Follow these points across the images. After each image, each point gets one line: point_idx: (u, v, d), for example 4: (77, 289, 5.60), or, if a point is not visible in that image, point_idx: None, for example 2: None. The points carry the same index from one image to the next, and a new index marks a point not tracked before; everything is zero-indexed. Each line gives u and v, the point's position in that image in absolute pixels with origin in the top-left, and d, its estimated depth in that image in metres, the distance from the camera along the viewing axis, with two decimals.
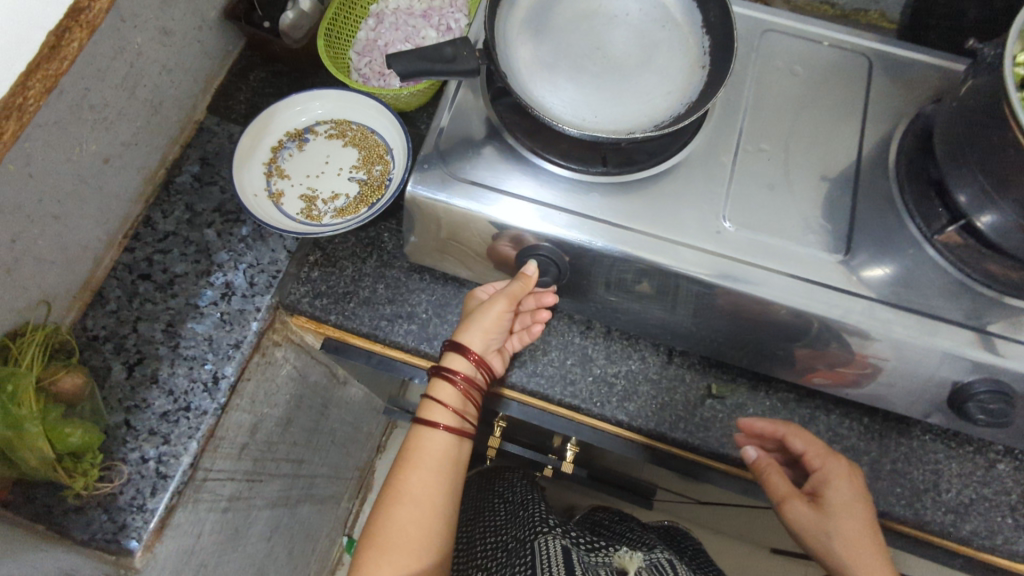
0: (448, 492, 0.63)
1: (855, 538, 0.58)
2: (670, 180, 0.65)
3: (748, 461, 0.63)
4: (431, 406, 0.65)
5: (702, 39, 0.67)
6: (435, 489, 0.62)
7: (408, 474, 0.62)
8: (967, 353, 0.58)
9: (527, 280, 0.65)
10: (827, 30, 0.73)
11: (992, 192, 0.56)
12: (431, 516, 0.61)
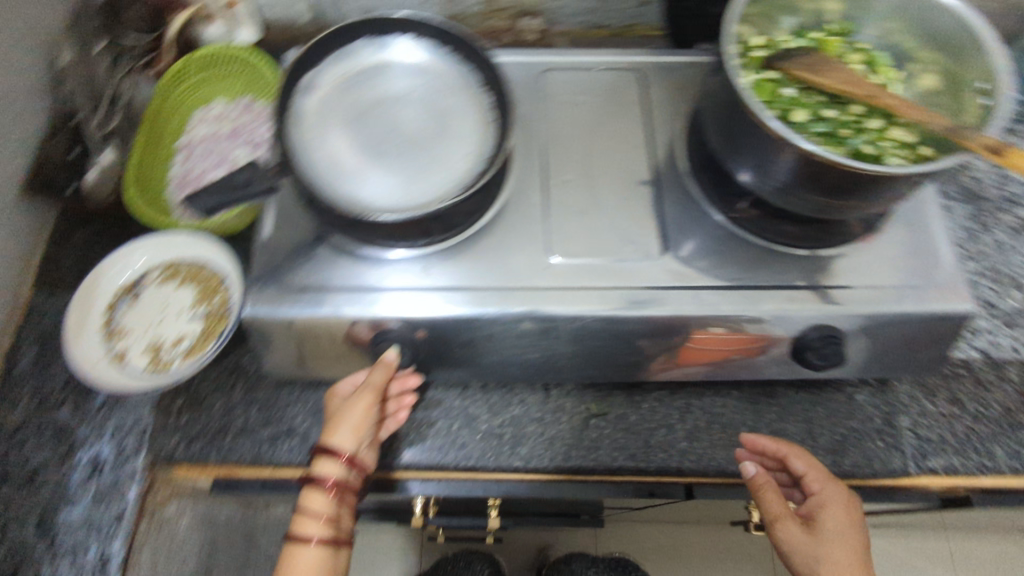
0: None
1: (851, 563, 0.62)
2: (493, 231, 0.69)
3: (748, 477, 0.65)
4: (302, 517, 0.64)
5: (482, 97, 0.73)
6: None
7: None
8: (788, 311, 0.64)
9: (385, 368, 0.66)
10: (596, 55, 0.78)
11: (760, 166, 0.63)
12: None
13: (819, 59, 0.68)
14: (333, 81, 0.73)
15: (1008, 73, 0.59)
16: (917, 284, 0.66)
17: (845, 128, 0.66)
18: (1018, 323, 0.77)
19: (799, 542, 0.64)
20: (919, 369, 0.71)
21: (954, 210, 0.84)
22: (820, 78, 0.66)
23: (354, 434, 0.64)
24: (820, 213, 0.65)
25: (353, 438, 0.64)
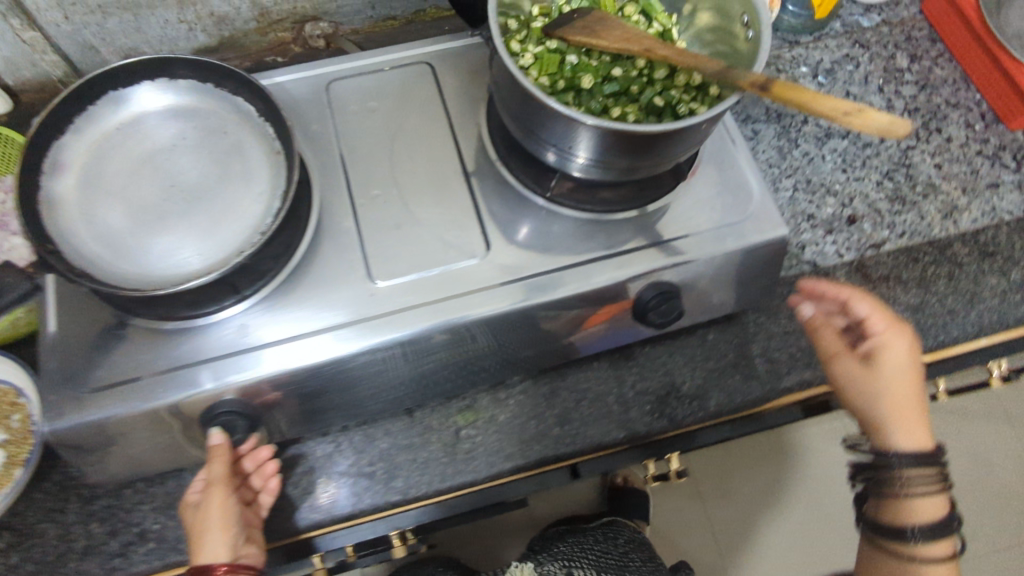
0: None
1: (906, 402, 0.64)
2: (307, 270, 0.64)
3: (805, 319, 0.70)
4: None
5: (264, 126, 0.66)
6: None
7: None
8: (620, 277, 0.64)
9: (221, 455, 0.62)
10: (381, 54, 0.74)
11: (558, 142, 0.61)
12: None
13: (596, 18, 0.66)
14: (85, 145, 0.64)
15: (767, 3, 0.59)
16: (734, 220, 0.68)
17: (633, 84, 0.66)
18: (837, 228, 0.82)
19: (860, 375, 0.65)
20: (756, 299, 0.74)
21: (763, 132, 0.87)
22: (598, 41, 0.64)
23: (221, 536, 0.60)
24: (628, 174, 0.64)
25: (221, 543, 0.59)
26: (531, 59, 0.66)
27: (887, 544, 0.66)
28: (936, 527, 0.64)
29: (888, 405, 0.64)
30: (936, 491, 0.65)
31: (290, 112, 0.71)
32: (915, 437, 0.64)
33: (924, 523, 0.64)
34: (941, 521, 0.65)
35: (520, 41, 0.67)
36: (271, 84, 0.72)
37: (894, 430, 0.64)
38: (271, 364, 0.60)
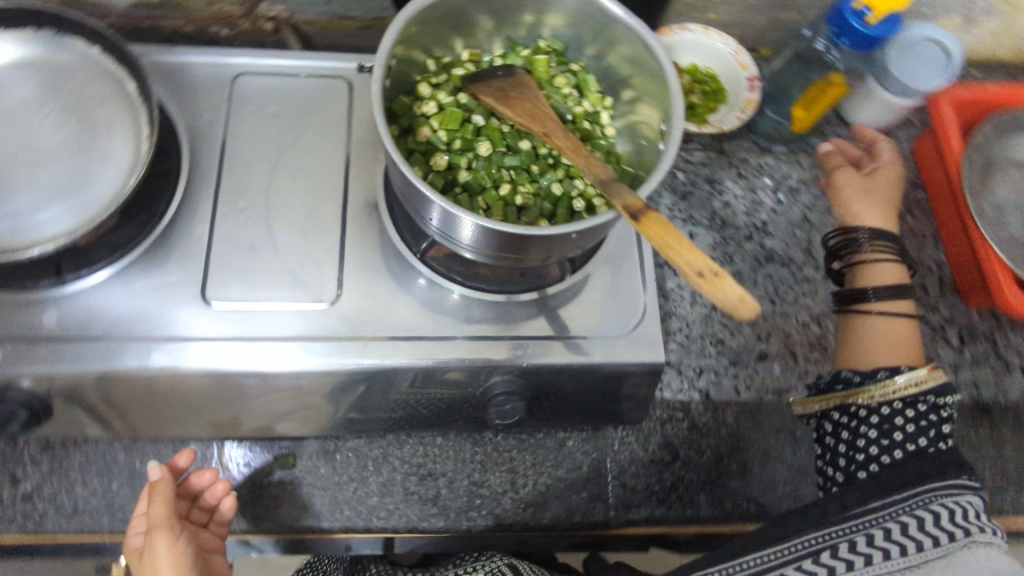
0: None
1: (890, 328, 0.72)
2: (140, 270, 0.59)
3: (823, 153, 0.85)
4: None
5: (141, 106, 0.60)
6: None
7: None
8: (468, 363, 0.60)
9: (162, 493, 0.61)
10: (301, 58, 0.69)
11: (427, 208, 0.55)
12: None
13: (514, 83, 0.60)
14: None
15: (682, 122, 0.53)
16: (612, 334, 0.63)
17: (536, 163, 0.61)
18: (745, 362, 0.76)
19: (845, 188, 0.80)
20: (623, 415, 0.70)
21: (700, 238, 0.82)
22: (505, 109, 0.58)
23: (172, 573, 0.60)
24: (500, 260, 0.59)
25: None
26: (436, 109, 0.61)
27: (848, 340, 0.73)
28: (891, 342, 0.71)
29: (875, 212, 0.78)
30: (909, 354, 0.71)
31: (185, 97, 0.66)
32: (888, 326, 0.72)
33: (881, 332, 0.72)
34: (896, 346, 0.71)
35: (432, 85, 0.62)
36: (174, 61, 0.67)
37: (872, 333, 0.72)
38: (68, 364, 0.55)
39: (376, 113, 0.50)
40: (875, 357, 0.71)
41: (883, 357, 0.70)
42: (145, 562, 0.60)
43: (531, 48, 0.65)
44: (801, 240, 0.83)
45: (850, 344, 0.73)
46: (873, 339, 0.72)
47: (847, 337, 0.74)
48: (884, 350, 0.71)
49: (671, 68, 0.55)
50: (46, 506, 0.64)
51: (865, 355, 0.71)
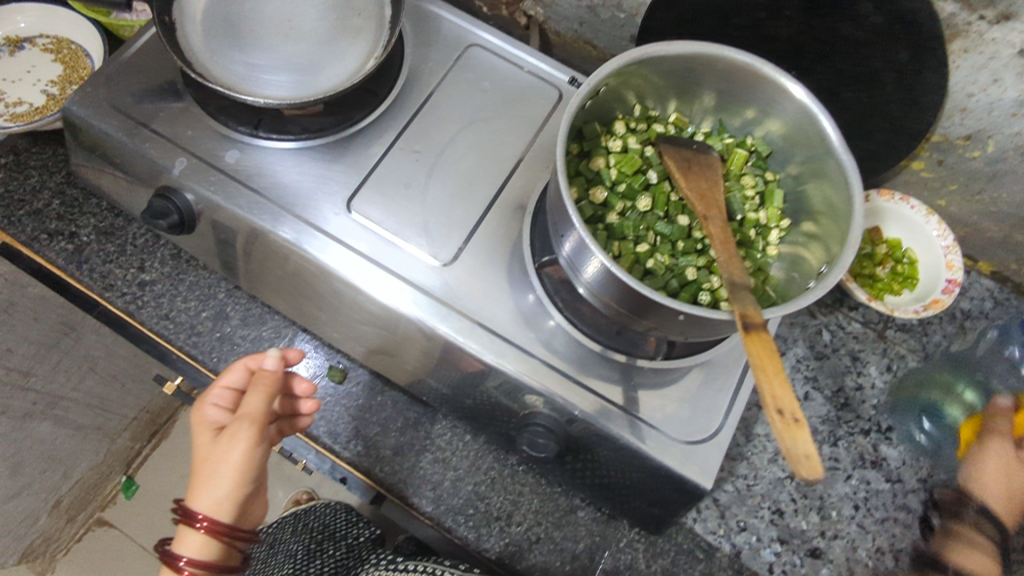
0: None
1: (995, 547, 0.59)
2: (315, 157, 0.67)
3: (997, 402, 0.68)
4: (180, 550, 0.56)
5: (386, 32, 0.69)
6: None
7: None
8: (524, 381, 0.60)
9: (263, 387, 0.57)
10: (531, 56, 0.75)
11: (559, 223, 0.56)
12: None
13: (702, 160, 0.60)
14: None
15: (844, 273, 0.49)
16: (672, 430, 0.59)
17: (684, 240, 0.60)
18: (792, 543, 0.69)
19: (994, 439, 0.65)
20: (639, 517, 0.66)
21: (812, 403, 0.76)
22: (681, 180, 0.59)
23: (233, 478, 0.55)
24: (605, 309, 0.57)
25: (230, 490, 0.55)
26: (620, 149, 0.63)
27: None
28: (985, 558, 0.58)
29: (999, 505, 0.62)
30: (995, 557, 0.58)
31: (425, 42, 0.74)
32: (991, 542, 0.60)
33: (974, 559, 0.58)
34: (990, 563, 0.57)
35: (629, 127, 0.64)
36: (433, 12, 0.76)
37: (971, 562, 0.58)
38: (224, 197, 0.64)
39: (563, 124, 0.52)
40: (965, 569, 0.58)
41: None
42: (213, 450, 0.56)
43: (734, 140, 0.66)
44: (923, 465, 0.73)
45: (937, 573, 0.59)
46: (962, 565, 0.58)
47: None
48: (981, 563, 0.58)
49: (861, 219, 0.52)
50: (147, 299, 0.72)
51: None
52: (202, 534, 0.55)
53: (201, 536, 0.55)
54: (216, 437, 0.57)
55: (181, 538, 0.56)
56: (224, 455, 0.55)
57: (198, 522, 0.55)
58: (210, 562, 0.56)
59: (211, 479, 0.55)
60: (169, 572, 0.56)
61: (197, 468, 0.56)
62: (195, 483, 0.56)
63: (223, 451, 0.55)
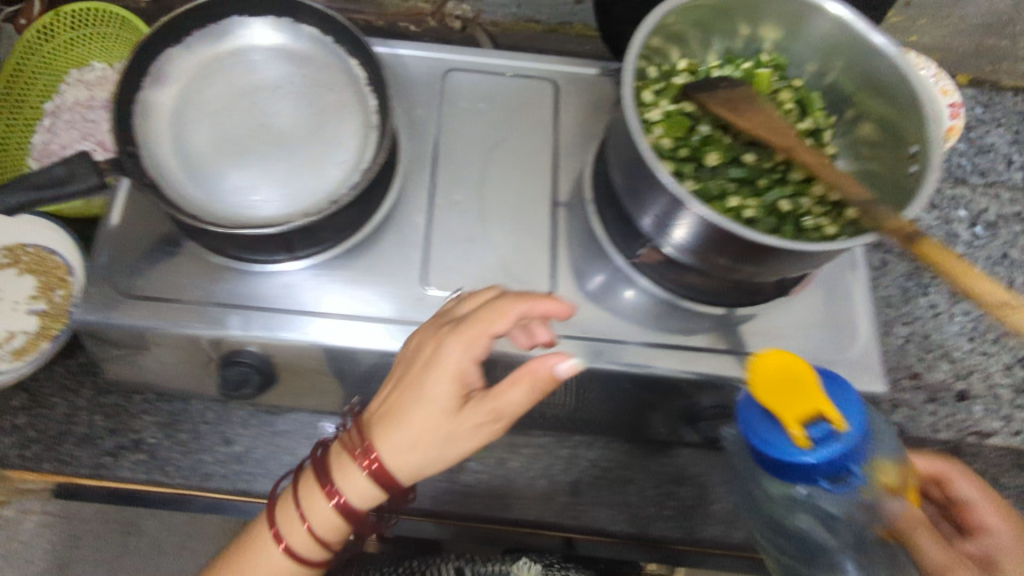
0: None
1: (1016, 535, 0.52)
2: (365, 253, 0.62)
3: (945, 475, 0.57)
4: (341, 473, 0.52)
5: (368, 97, 0.63)
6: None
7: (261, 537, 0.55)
8: (681, 376, 0.58)
9: (534, 387, 0.49)
10: (509, 58, 0.71)
11: (658, 215, 0.55)
12: None
13: (743, 96, 0.60)
14: (199, 58, 0.63)
15: (943, 147, 0.51)
16: (828, 356, 0.61)
17: (761, 177, 0.60)
18: (942, 398, 0.72)
19: (934, 546, 0.46)
20: None
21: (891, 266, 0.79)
22: (739, 122, 0.58)
23: (444, 454, 0.50)
24: (725, 274, 0.57)
25: (423, 465, 0.51)
26: (659, 116, 0.61)
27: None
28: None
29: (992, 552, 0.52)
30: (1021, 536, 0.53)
31: (402, 88, 0.68)
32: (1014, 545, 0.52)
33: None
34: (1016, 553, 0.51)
35: (654, 92, 0.62)
36: (388, 54, 0.70)
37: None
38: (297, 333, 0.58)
39: (630, 113, 0.52)
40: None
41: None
42: (433, 426, 0.50)
43: (752, 61, 0.64)
44: (1003, 276, 0.78)
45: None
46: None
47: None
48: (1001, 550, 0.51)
49: (928, 89, 0.53)
50: (249, 469, 0.67)
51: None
52: (369, 488, 0.52)
53: (371, 480, 0.51)
54: (460, 407, 0.50)
55: (344, 475, 0.52)
56: (445, 446, 0.50)
57: (367, 470, 0.51)
58: (344, 527, 0.54)
59: (410, 450, 0.50)
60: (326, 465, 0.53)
61: (404, 422, 0.50)
62: (397, 434, 0.50)
63: (441, 434, 0.50)
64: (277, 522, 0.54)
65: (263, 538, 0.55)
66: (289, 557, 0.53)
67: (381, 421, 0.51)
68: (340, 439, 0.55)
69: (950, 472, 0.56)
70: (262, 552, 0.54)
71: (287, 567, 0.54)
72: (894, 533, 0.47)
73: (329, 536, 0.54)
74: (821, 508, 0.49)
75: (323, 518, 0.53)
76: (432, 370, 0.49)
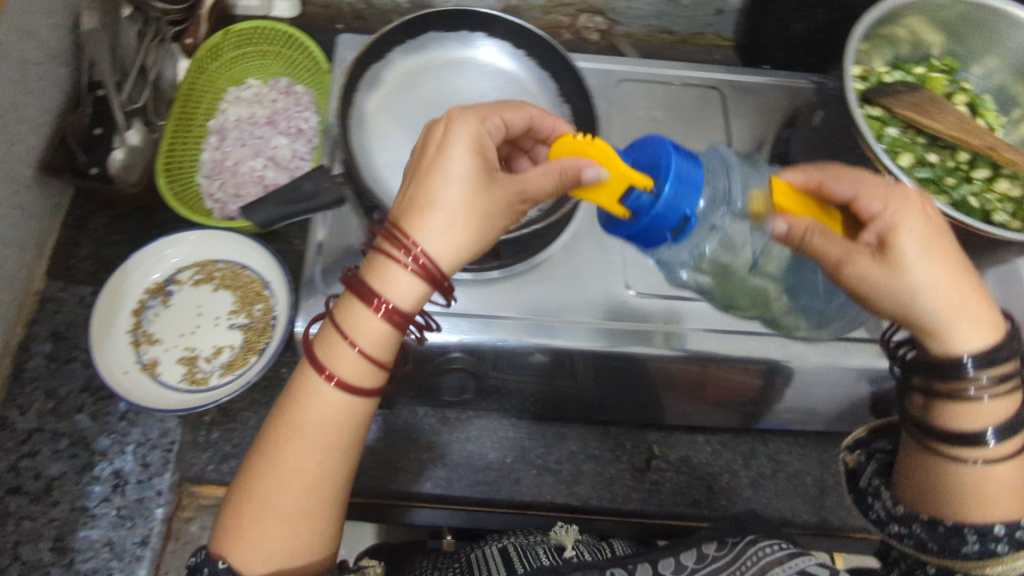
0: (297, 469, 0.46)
1: (942, 267, 0.43)
2: (565, 259, 0.63)
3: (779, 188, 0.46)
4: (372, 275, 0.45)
5: (561, 107, 0.64)
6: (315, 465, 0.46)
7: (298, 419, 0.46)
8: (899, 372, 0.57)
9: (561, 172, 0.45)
10: (675, 68, 0.73)
11: None
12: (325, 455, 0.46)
13: (930, 99, 0.63)
14: (411, 70, 0.65)
15: None
16: None
17: (949, 175, 0.63)
18: None
19: (851, 268, 0.44)
20: None
21: None
22: (930, 123, 0.61)
23: (457, 236, 0.44)
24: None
25: (444, 237, 0.43)
26: None
27: (936, 483, 0.47)
28: (966, 299, 0.44)
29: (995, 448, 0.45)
30: (972, 291, 0.44)
31: None
32: (916, 308, 0.43)
33: (996, 343, 0.44)
34: (960, 286, 0.43)
35: None
36: None
37: (925, 301, 0.43)
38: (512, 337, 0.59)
39: (854, 110, 0.54)
40: (994, 465, 0.46)
41: (996, 501, 0.46)
42: (471, 172, 0.44)
43: (923, 65, 0.67)
44: None
45: (947, 479, 0.47)
46: (1001, 393, 0.44)
47: (925, 483, 0.48)
48: (917, 278, 0.43)
49: None
50: (446, 475, 0.68)
51: (984, 495, 0.46)
52: (410, 283, 0.44)
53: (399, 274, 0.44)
54: (439, 141, 0.45)
55: (385, 278, 0.44)
56: (485, 222, 0.44)
57: (412, 267, 0.43)
58: (394, 339, 0.46)
59: (458, 228, 0.44)
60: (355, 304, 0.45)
61: (444, 192, 0.43)
62: (428, 212, 0.43)
63: (480, 215, 0.44)
64: (316, 355, 0.46)
65: (307, 375, 0.46)
66: (342, 389, 0.46)
67: (411, 208, 0.44)
68: (370, 254, 0.46)
69: (826, 177, 0.46)
70: (312, 394, 0.46)
71: (343, 400, 0.46)
72: (817, 256, 0.45)
73: (378, 356, 0.46)
74: (694, 271, 0.53)
75: (372, 330, 0.45)
76: (437, 146, 0.45)
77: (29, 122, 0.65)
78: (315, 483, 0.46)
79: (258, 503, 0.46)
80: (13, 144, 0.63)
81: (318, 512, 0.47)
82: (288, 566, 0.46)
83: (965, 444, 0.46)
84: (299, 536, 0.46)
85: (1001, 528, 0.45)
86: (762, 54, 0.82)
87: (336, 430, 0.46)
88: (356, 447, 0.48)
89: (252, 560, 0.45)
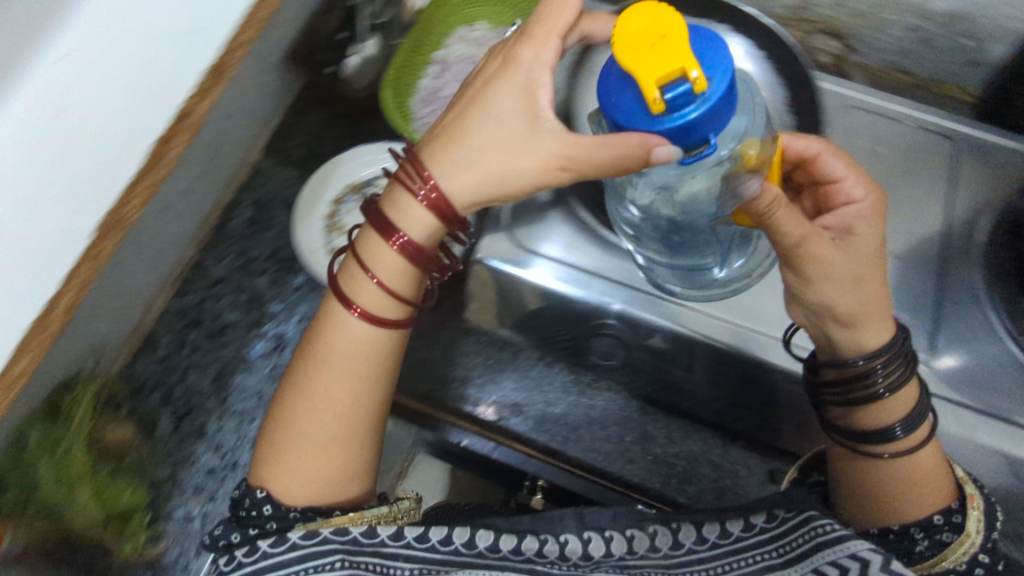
0: (325, 398, 0.50)
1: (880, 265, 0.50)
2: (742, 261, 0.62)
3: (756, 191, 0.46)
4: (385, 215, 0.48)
5: (783, 115, 0.62)
6: (346, 397, 0.50)
7: (319, 353, 0.50)
8: None
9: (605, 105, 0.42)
10: (913, 108, 0.67)
11: None
12: (346, 394, 0.50)
13: None
14: None
15: None
16: None
17: None
18: None
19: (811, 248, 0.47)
20: None
21: None
22: None
23: (468, 175, 0.45)
24: None
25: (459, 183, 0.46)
26: None
27: (891, 488, 0.51)
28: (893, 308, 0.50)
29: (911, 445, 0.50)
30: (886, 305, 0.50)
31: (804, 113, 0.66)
32: (873, 285, 0.49)
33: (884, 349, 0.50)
34: (884, 290, 0.50)
35: None
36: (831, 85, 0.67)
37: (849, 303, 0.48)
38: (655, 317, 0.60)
39: None
40: (919, 456, 0.50)
41: (933, 491, 0.50)
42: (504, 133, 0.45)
43: None
44: None
45: (885, 477, 0.51)
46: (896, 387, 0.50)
47: (868, 488, 0.52)
48: (857, 275, 0.48)
49: None
50: (566, 433, 0.70)
51: (912, 485, 0.50)
52: (417, 224, 0.47)
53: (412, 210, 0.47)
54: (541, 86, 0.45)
55: (398, 213, 0.48)
56: (502, 181, 0.45)
57: (421, 202, 0.46)
58: (416, 275, 0.49)
59: (482, 179, 0.46)
60: (374, 239, 0.49)
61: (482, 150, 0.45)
62: (465, 154, 0.46)
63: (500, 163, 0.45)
64: (343, 289, 0.50)
65: (337, 302, 0.51)
66: (363, 317, 0.49)
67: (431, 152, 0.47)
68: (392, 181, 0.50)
69: (824, 151, 0.53)
70: (343, 324, 0.50)
71: (365, 331, 0.50)
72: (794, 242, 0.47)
73: (399, 286, 0.49)
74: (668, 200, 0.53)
75: (389, 262, 0.48)
76: (521, 77, 0.46)
77: (290, 13, 0.72)
78: (349, 412, 0.50)
79: (294, 431, 0.50)
80: (273, 27, 0.70)
81: (348, 437, 0.51)
82: (332, 492, 0.51)
83: (885, 449, 0.51)
84: (331, 469, 0.51)
85: (938, 518, 0.49)
86: (1007, 115, 0.75)
87: (361, 362, 0.50)
88: (387, 372, 0.52)
89: (290, 484, 0.50)
